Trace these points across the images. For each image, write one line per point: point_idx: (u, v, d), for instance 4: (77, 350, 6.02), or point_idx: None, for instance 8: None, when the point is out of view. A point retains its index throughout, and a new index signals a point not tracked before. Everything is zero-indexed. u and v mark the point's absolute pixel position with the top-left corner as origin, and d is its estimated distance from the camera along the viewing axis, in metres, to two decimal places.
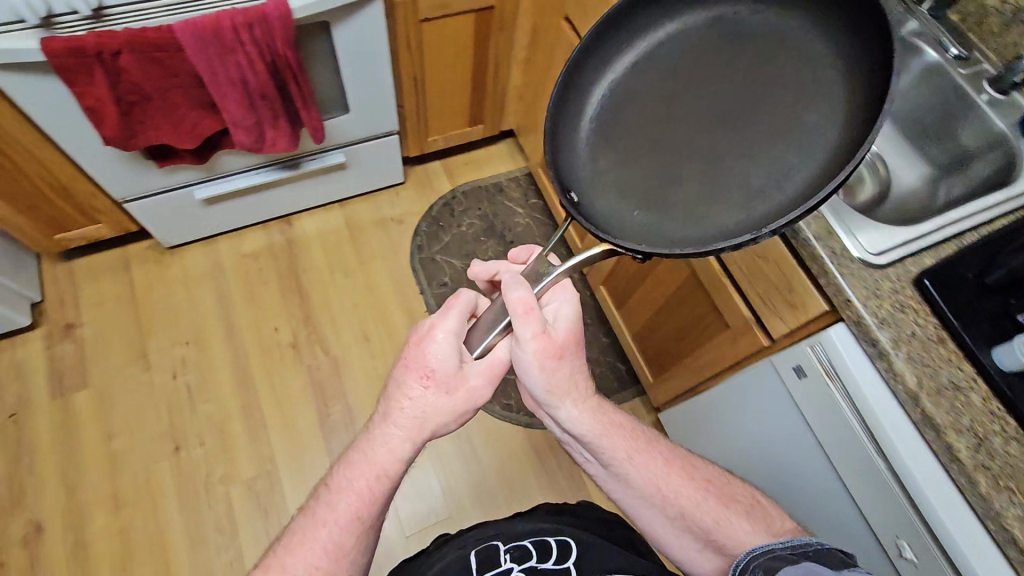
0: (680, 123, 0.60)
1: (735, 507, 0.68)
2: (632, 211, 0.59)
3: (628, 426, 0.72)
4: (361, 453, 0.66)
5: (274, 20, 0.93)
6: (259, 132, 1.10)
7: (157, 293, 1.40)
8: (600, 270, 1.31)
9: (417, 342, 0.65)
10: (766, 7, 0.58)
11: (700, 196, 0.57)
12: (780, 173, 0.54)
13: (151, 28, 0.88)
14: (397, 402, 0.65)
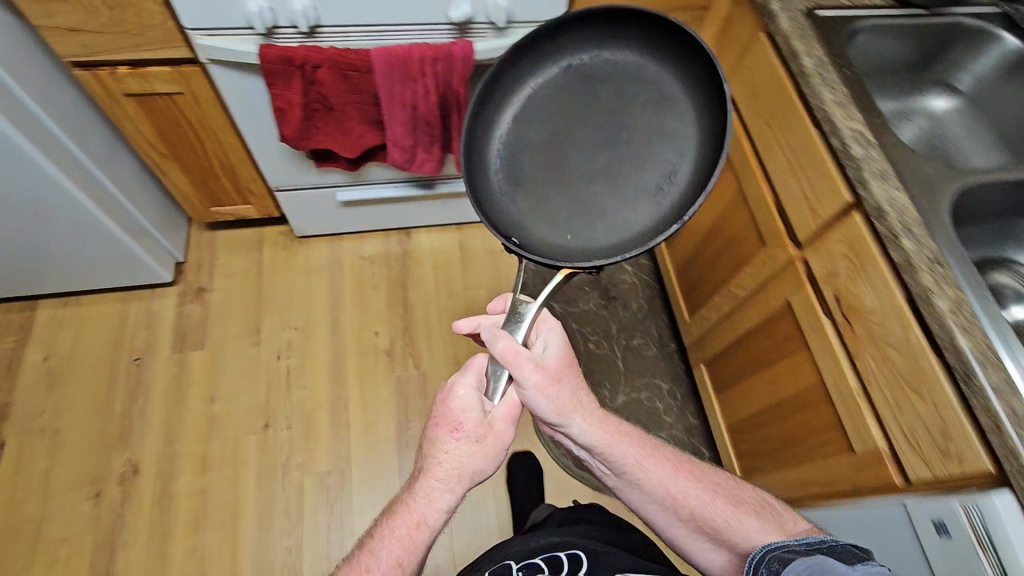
0: (575, 152, 0.72)
1: (747, 508, 0.73)
2: (563, 236, 0.69)
3: (635, 435, 0.77)
4: (404, 508, 0.70)
5: (458, 59, 1.00)
6: (414, 155, 1.17)
7: (279, 276, 1.50)
8: (707, 348, 1.28)
9: (439, 408, 0.69)
10: (588, 57, 0.72)
11: (617, 206, 0.69)
12: (671, 173, 0.68)
13: (352, 50, 0.96)
14: (432, 457, 0.69)
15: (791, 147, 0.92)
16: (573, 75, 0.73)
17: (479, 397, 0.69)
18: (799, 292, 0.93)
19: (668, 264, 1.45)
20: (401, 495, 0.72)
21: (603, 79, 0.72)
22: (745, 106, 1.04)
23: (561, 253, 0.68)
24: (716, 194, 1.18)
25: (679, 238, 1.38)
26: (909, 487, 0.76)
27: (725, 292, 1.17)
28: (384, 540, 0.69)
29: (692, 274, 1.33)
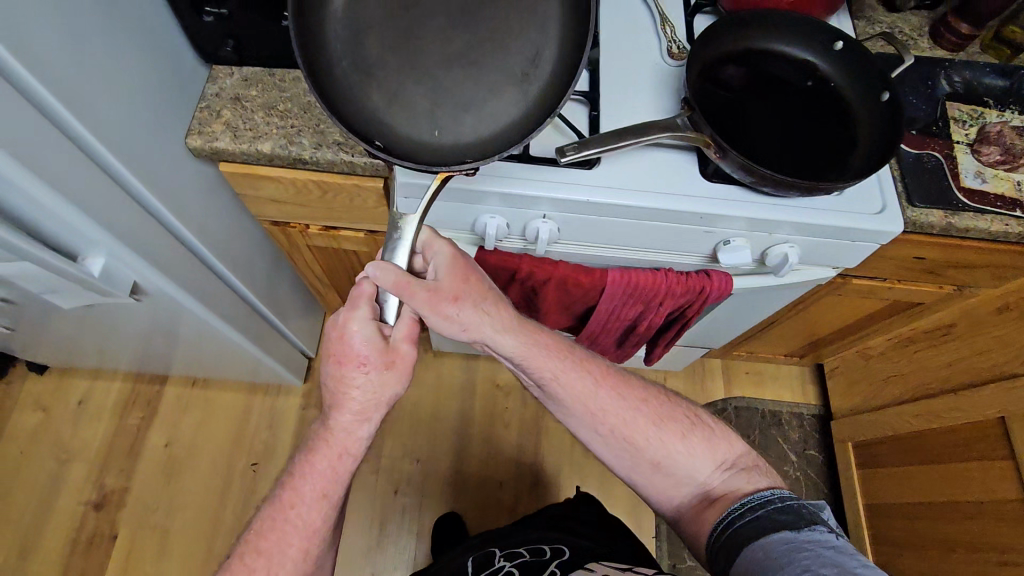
0: (428, 31, 0.61)
1: (675, 428, 0.77)
2: (432, 132, 0.62)
3: (557, 346, 0.77)
4: (322, 447, 0.68)
5: (708, 295, 0.80)
6: (605, 349, 0.99)
7: (409, 393, 1.39)
8: None
9: (336, 341, 0.66)
10: None
11: (481, 95, 0.62)
12: (538, 52, 0.62)
13: (584, 270, 0.79)
14: (343, 392, 0.67)
15: None
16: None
17: (377, 325, 0.66)
18: None
19: (856, 487, 1.23)
20: (315, 434, 0.69)
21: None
22: None
23: (423, 155, 0.61)
24: (974, 476, 0.95)
25: (886, 472, 1.15)
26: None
27: None
28: (306, 482, 0.67)
29: (896, 528, 1.11)
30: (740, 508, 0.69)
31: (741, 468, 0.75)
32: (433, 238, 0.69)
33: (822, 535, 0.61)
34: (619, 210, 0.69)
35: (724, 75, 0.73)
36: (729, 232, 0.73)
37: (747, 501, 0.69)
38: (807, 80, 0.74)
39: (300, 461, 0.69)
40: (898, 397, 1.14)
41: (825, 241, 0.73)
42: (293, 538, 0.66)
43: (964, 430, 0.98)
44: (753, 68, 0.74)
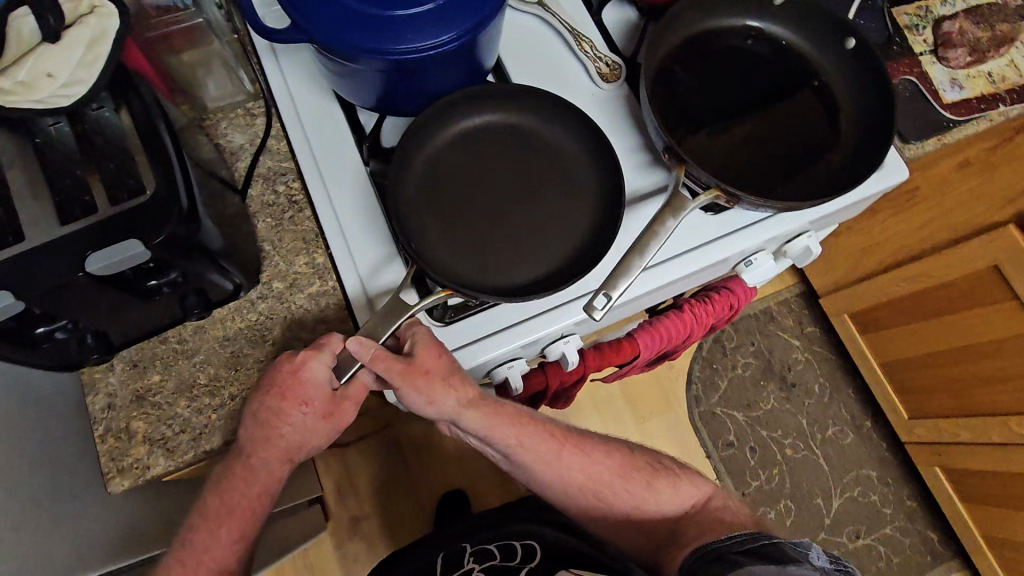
0: (495, 189, 0.57)
1: (640, 477, 0.69)
2: (458, 265, 0.54)
3: (518, 412, 0.65)
4: (239, 480, 0.51)
5: (736, 308, 0.74)
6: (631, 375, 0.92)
7: (432, 472, 1.28)
8: (954, 459, 1.18)
9: (283, 380, 0.48)
10: (530, 116, 0.59)
11: (515, 241, 0.55)
12: (563, 219, 0.57)
13: (611, 350, 0.69)
14: (262, 432, 0.49)
15: None
16: (516, 120, 0.59)
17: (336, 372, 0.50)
18: None
19: (867, 350, 1.30)
20: (228, 469, 0.51)
21: (503, 95, 0.58)
22: None
23: (463, 282, 0.53)
24: (977, 320, 1.01)
25: (890, 332, 1.22)
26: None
27: (993, 421, 1.05)
28: (217, 527, 0.51)
29: (917, 376, 1.19)
30: (725, 540, 0.59)
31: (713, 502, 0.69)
32: (418, 321, 0.54)
33: (802, 570, 0.52)
34: (641, 294, 0.59)
35: (670, 74, 0.62)
36: (749, 253, 0.65)
37: (736, 535, 0.60)
38: (755, 43, 0.65)
39: (213, 496, 0.52)
40: (879, 265, 1.18)
41: (838, 217, 0.66)
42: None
43: (958, 282, 1.02)
44: (697, 50, 0.63)
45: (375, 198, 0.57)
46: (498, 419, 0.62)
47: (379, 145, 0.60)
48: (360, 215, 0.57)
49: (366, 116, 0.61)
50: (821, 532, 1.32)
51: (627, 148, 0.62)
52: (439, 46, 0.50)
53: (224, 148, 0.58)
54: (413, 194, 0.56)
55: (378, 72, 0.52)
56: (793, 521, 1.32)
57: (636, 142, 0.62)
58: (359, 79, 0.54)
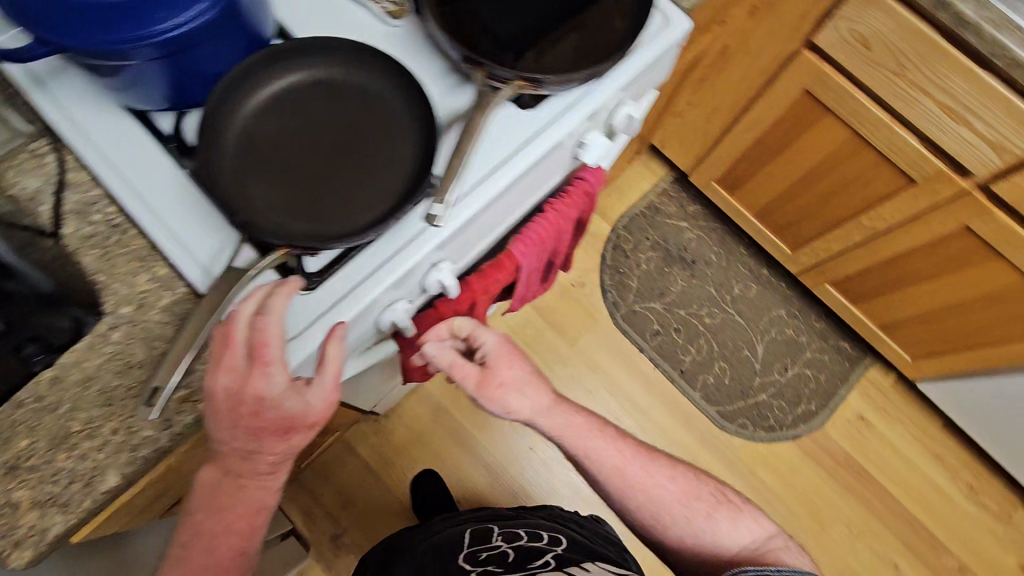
0: (317, 143, 0.57)
1: (703, 509, 0.73)
2: (301, 225, 0.54)
3: (594, 426, 0.73)
4: (237, 500, 0.50)
5: (593, 192, 0.79)
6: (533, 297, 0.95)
7: (398, 462, 1.29)
8: (833, 273, 1.32)
9: (244, 411, 0.47)
10: (329, 64, 0.59)
11: (350, 185, 0.56)
12: (390, 152, 0.57)
13: (492, 269, 0.72)
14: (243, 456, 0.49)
15: (948, 92, 0.86)
16: (318, 70, 0.59)
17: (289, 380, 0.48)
18: (981, 218, 0.95)
19: (742, 207, 1.41)
20: (220, 486, 0.50)
21: (295, 53, 0.58)
22: (854, 60, 0.94)
23: (306, 237, 0.53)
24: (809, 143, 1.12)
25: (750, 184, 1.33)
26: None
27: (851, 226, 1.18)
28: (212, 545, 0.50)
29: (785, 213, 1.31)
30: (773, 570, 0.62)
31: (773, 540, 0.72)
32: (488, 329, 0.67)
33: None
34: (492, 202, 0.62)
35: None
36: (580, 135, 0.69)
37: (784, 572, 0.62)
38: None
39: (202, 510, 0.50)
40: (722, 127, 1.28)
41: (645, 80, 0.72)
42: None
43: (785, 117, 1.12)
44: None
45: (197, 193, 0.56)
46: (573, 427, 0.71)
47: (186, 143, 0.58)
48: (193, 218, 0.55)
49: (167, 120, 0.59)
50: (756, 378, 1.44)
51: (434, 73, 0.64)
52: (196, 17, 0.49)
53: (19, 197, 0.55)
54: (233, 172, 0.54)
55: (153, 65, 0.51)
56: (731, 378, 1.44)
57: (442, 65, 0.64)
58: (139, 81, 0.53)
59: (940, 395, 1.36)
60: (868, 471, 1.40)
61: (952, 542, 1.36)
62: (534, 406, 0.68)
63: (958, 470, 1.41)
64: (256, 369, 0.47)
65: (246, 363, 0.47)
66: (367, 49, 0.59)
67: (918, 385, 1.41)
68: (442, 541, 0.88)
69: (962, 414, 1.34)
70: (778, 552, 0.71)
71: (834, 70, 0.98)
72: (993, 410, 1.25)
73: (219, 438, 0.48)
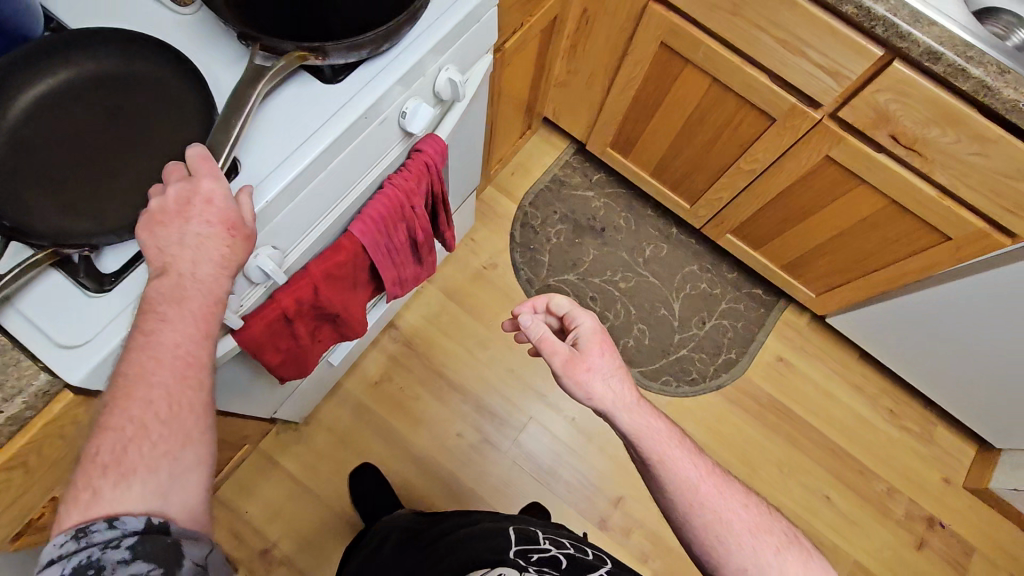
0: (93, 138, 0.55)
1: (772, 542, 0.65)
2: (76, 222, 0.51)
3: (672, 432, 0.70)
4: (192, 290, 0.51)
5: (436, 164, 0.78)
6: (412, 281, 0.94)
7: (323, 468, 1.27)
8: (730, 222, 1.35)
9: (193, 204, 0.51)
10: (102, 56, 0.57)
11: (133, 178, 0.54)
12: (175, 139, 0.56)
13: (334, 251, 0.71)
14: (184, 266, 0.51)
15: (782, 25, 0.88)
16: (90, 63, 0.56)
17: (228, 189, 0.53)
18: (838, 147, 0.98)
19: (638, 169, 1.42)
20: (166, 288, 0.50)
21: (61, 49, 0.55)
22: (696, 6, 0.95)
23: (83, 234, 0.51)
24: (678, 95, 1.14)
25: (639, 145, 1.34)
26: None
27: (733, 172, 1.20)
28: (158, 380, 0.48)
29: (675, 169, 1.33)
30: None
31: None
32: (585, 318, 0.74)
33: None
34: (302, 179, 0.60)
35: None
36: (398, 104, 0.68)
37: None
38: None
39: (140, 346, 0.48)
40: (602, 92, 1.28)
41: (461, 45, 0.72)
42: (164, 451, 0.47)
43: (652, 72, 1.13)
44: None
45: None
46: (646, 422, 0.69)
47: None
48: None
49: None
50: (675, 335, 1.46)
51: (232, 58, 0.61)
52: None
53: None
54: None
55: None
56: (651, 338, 1.45)
57: (239, 49, 0.62)
58: None
59: (847, 328, 1.40)
60: (792, 412, 1.43)
61: (875, 464, 1.42)
62: (617, 399, 0.69)
63: (875, 396, 1.47)
64: (201, 169, 0.52)
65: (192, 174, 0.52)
66: (145, 37, 0.57)
67: (827, 321, 1.45)
68: (488, 536, 0.84)
69: (869, 343, 1.39)
70: None
71: (683, 19, 0.99)
72: (898, 334, 1.29)
73: (162, 248, 0.50)
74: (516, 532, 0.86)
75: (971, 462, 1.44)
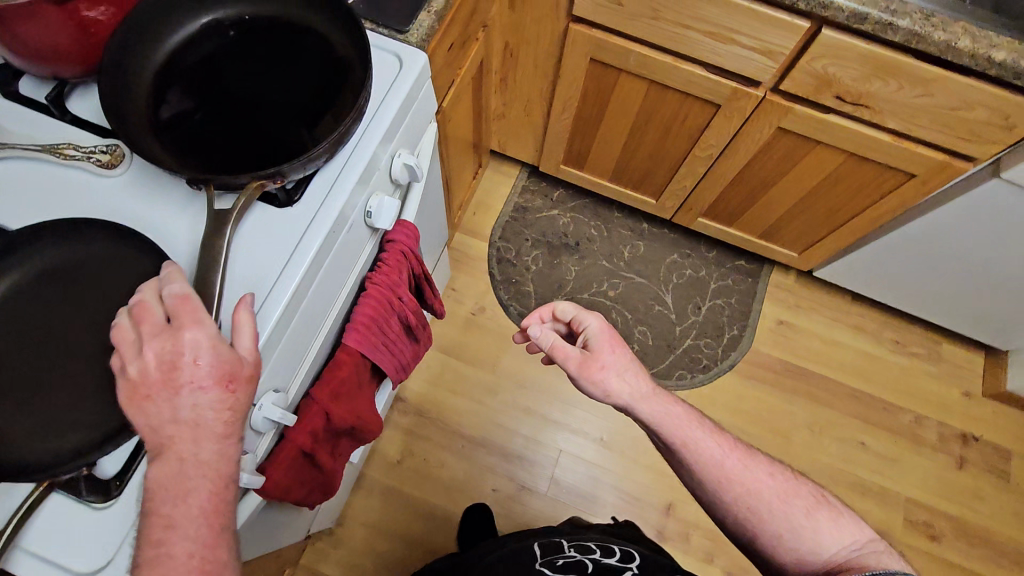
0: (54, 339, 0.50)
1: (804, 506, 0.63)
2: (64, 439, 0.47)
3: (690, 415, 0.69)
4: (195, 480, 0.45)
5: (412, 250, 0.75)
6: (415, 362, 0.90)
7: (369, 563, 1.22)
8: (700, 205, 1.35)
9: (179, 365, 0.46)
10: (44, 250, 0.52)
11: (110, 371, 0.50)
12: None
13: (335, 369, 0.67)
14: (188, 441, 0.45)
15: (705, 20, 0.88)
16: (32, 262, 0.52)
17: (217, 336, 0.48)
18: (788, 116, 0.99)
19: (597, 177, 1.42)
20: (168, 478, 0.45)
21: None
22: (616, 19, 0.95)
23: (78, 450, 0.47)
24: (619, 102, 1.13)
25: (593, 155, 1.33)
26: (991, 160, 0.95)
27: (691, 160, 1.20)
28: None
29: (634, 169, 1.32)
30: None
31: (892, 552, 0.60)
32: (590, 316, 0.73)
33: None
34: (287, 316, 0.55)
35: (171, 110, 0.58)
36: (363, 204, 0.63)
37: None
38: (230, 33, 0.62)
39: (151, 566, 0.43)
40: (542, 115, 1.27)
41: (409, 124, 0.68)
42: None
43: (590, 86, 1.12)
44: (167, 76, 0.59)
45: None
46: (661, 408, 0.68)
47: None
48: None
49: None
50: (676, 327, 1.46)
51: (179, 206, 0.57)
52: None
53: None
54: None
55: None
56: (653, 337, 1.45)
57: (187, 194, 0.58)
58: None
59: (836, 275, 1.43)
60: (806, 369, 1.45)
61: (898, 398, 1.44)
62: (632, 392, 0.68)
63: (878, 332, 1.50)
64: (180, 321, 0.47)
65: (173, 326, 0.47)
66: (87, 218, 0.54)
67: (814, 273, 1.47)
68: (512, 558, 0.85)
69: (859, 283, 1.42)
70: (896, 562, 0.58)
71: (606, 33, 0.99)
72: (885, 268, 1.32)
73: (157, 420, 0.45)
74: (541, 547, 0.87)
75: (983, 370, 1.48)
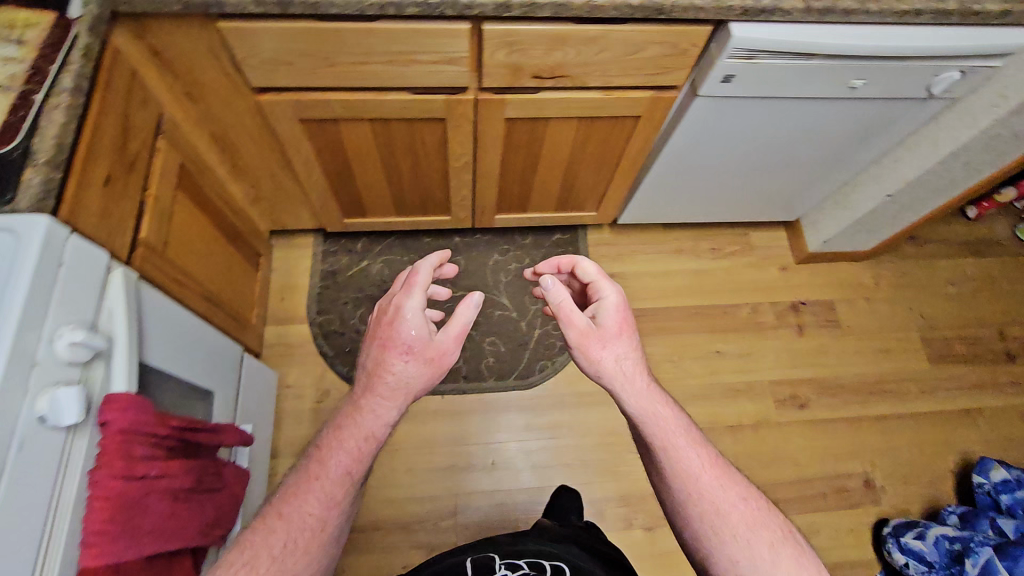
0: None
1: (768, 536, 0.64)
2: None
3: (682, 424, 0.69)
4: (350, 433, 0.65)
5: (136, 421, 0.62)
6: (227, 510, 0.80)
7: None
8: (489, 205, 1.35)
9: (390, 322, 0.65)
10: None
11: None
12: None
13: None
14: (378, 377, 0.65)
15: (377, 52, 0.86)
16: None
17: (423, 314, 0.65)
18: (506, 107, 1.00)
19: (385, 218, 1.37)
20: None
21: None
22: (297, 77, 0.90)
23: None
24: (355, 148, 1.09)
25: (366, 201, 1.28)
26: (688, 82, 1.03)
27: (454, 173, 1.19)
28: None
29: (412, 198, 1.29)
30: None
31: None
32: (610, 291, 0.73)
33: None
34: None
35: None
36: (27, 411, 0.53)
37: None
38: None
39: None
40: (294, 183, 1.20)
41: (61, 293, 0.59)
42: None
43: (318, 144, 1.07)
44: None
45: None
46: (653, 408, 0.69)
47: None
48: None
49: None
50: (522, 324, 1.46)
51: None
52: None
53: None
54: None
55: None
56: (505, 343, 1.44)
57: None
58: None
59: (636, 216, 1.50)
60: (648, 309, 1.52)
61: (732, 299, 1.55)
62: (623, 379, 0.69)
63: (694, 249, 1.60)
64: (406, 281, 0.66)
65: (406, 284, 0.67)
66: None
67: (620, 222, 1.54)
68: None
69: (658, 215, 1.50)
70: None
71: (299, 92, 0.94)
72: (668, 196, 1.40)
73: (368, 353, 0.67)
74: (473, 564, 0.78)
75: (787, 243, 1.64)
